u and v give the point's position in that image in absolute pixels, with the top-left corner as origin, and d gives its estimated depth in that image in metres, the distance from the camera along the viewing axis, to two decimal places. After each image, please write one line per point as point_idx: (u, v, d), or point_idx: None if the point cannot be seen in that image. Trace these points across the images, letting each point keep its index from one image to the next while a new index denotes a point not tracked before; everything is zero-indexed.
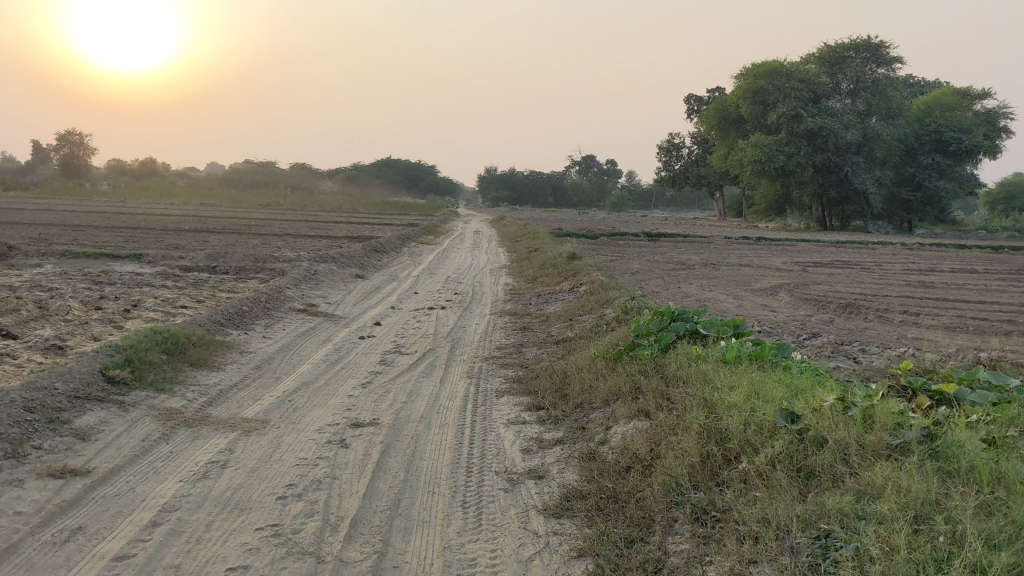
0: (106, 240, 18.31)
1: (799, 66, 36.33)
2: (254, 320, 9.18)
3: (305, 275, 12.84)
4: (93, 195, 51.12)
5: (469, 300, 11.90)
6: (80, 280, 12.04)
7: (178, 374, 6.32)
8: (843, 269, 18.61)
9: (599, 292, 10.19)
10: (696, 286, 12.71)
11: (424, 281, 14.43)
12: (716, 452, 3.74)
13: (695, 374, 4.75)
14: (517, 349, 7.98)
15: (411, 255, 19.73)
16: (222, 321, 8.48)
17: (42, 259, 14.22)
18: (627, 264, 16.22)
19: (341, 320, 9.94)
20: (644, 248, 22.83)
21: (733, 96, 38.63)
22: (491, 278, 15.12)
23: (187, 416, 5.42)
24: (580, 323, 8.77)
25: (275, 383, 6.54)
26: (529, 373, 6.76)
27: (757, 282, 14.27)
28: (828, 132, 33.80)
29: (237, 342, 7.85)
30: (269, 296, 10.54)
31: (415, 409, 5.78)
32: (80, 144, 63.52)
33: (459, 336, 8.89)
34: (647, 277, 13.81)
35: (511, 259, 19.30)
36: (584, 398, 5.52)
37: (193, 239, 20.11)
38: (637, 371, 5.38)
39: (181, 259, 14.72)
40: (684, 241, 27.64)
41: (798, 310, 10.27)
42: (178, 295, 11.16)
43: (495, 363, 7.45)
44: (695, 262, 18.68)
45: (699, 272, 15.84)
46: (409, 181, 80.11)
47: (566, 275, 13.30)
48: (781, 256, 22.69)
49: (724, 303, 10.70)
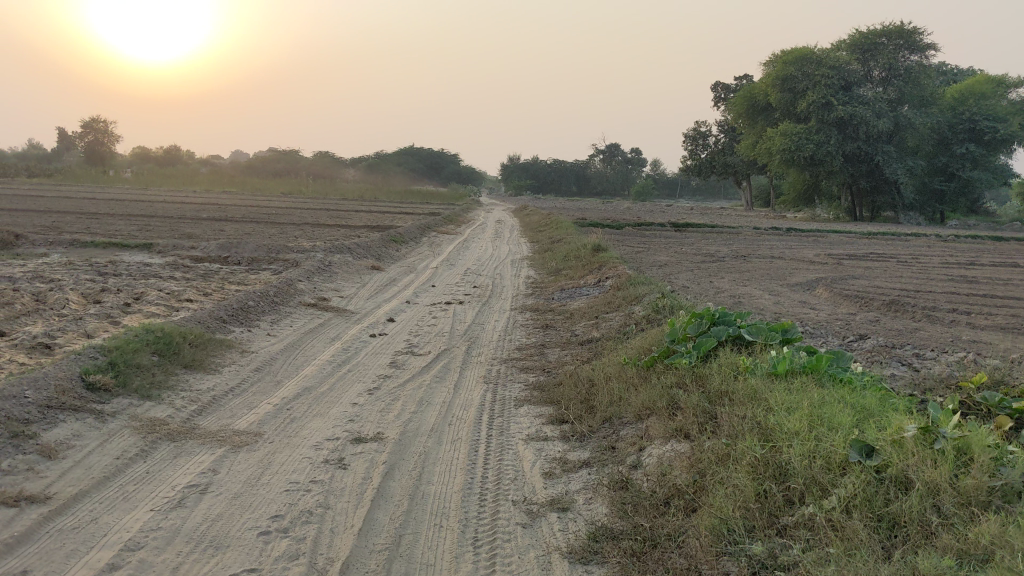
0: (119, 229, 17.87)
1: (830, 53, 35.17)
2: (260, 315, 8.64)
3: (319, 267, 12.31)
4: (116, 183, 51.01)
5: (489, 294, 11.33)
6: (84, 271, 11.58)
7: (168, 378, 5.78)
8: (879, 262, 17.88)
9: (627, 288, 9.56)
10: (726, 281, 12.08)
11: (442, 273, 13.88)
12: (775, 491, 3.15)
13: (743, 390, 4.15)
14: (538, 350, 7.38)
15: (431, 246, 19.20)
16: (225, 317, 7.95)
17: (49, 249, 13.77)
18: (654, 256, 15.58)
19: (353, 315, 9.39)
20: (671, 239, 22.20)
21: (761, 83, 37.71)
22: (512, 271, 14.51)
23: (172, 429, 4.87)
24: (607, 321, 8.17)
25: (274, 389, 5.98)
26: (551, 379, 6.17)
27: (792, 276, 13.60)
28: (859, 120, 32.90)
29: (238, 342, 7.30)
30: (278, 289, 10.00)
31: (424, 421, 5.20)
32: (105, 132, 63.55)
33: (477, 334, 8.30)
34: (674, 270, 13.17)
35: (534, 249, 18.73)
36: (614, 411, 4.93)
37: (210, 227, 19.68)
38: (674, 383, 4.77)
39: (193, 249, 14.23)
40: (711, 232, 26.94)
41: (839, 309, 9.62)
42: (184, 288, 10.63)
43: (515, 366, 6.86)
44: (725, 254, 18.03)
45: (730, 265, 15.18)
46: (432, 170, 79.62)
47: (592, 268, 12.70)
48: (814, 248, 21.97)
49: (758, 299, 10.07)
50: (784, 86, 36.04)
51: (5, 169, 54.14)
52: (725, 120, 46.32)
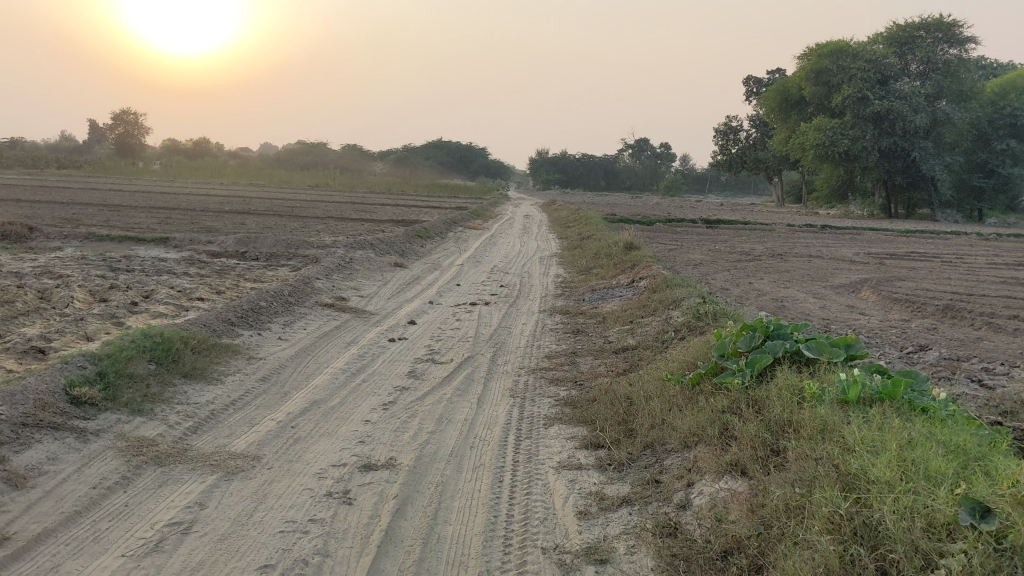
0: (138, 222, 17.49)
1: (867, 46, 34.29)
2: (273, 316, 8.14)
3: (339, 264, 11.82)
4: (145, 175, 51.00)
5: (515, 294, 10.77)
6: (95, 267, 11.15)
7: (164, 390, 5.29)
8: (921, 262, 17.13)
9: (663, 290, 8.96)
10: (765, 282, 11.44)
11: (468, 271, 13.36)
12: (864, 558, 2.56)
13: (811, 421, 3.56)
14: (569, 359, 6.81)
15: (458, 241, 18.72)
16: (233, 319, 7.45)
17: (64, 242, 13.39)
18: (686, 255, 14.97)
19: (372, 316, 8.85)
20: (704, 236, 21.57)
21: (795, 77, 36.87)
22: (540, 268, 13.98)
23: (160, 450, 4.36)
24: (643, 326, 7.59)
25: (280, 402, 5.46)
26: (584, 395, 5.61)
27: (835, 276, 12.94)
28: (896, 114, 31.99)
29: (247, 347, 6.79)
30: (294, 288, 9.50)
31: (444, 443, 4.66)
32: (135, 124, 63.73)
33: (503, 340, 7.75)
34: (710, 270, 12.56)
35: (563, 246, 18.19)
36: (657, 436, 4.35)
37: (232, 221, 19.28)
38: (727, 407, 4.18)
39: (210, 244, 13.79)
40: (743, 229, 26.27)
41: (891, 314, 8.97)
42: (197, 285, 10.17)
43: (544, 378, 6.29)
44: (761, 252, 17.38)
45: (768, 264, 14.52)
46: (459, 163, 79.24)
47: (624, 267, 12.12)
48: (852, 247, 21.25)
49: (801, 303, 9.44)
50: (819, 79, 35.17)
51: (35, 160, 54.40)
52: (758, 114, 45.45)
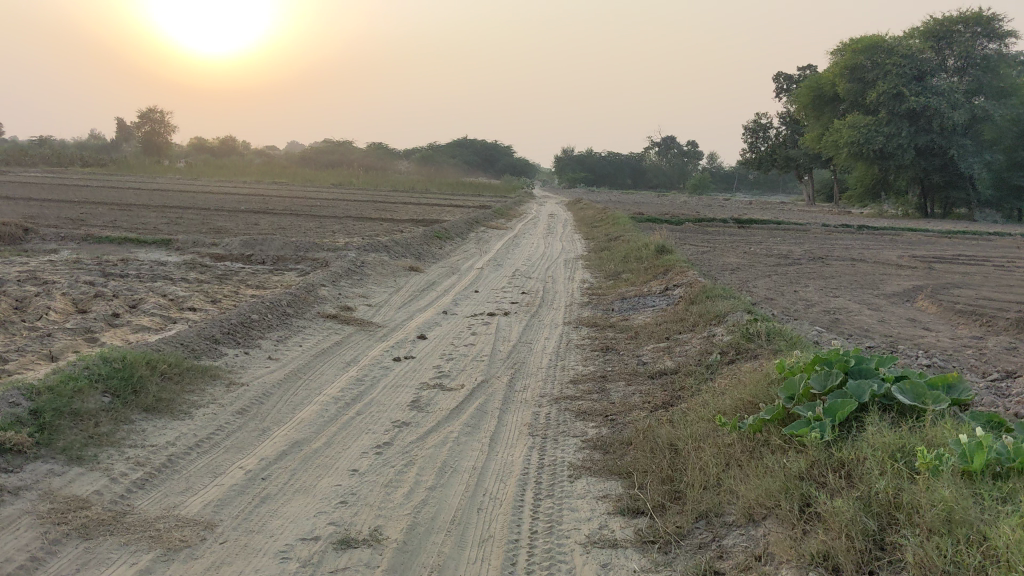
0: (146, 222, 16.73)
1: (903, 40, 32.80)
2: (267, 329, 7.28)
3: (349, 269, 10.99)
4: (169, 173, 50.55)
5: (538, 303, 9.84)
6: (85, 272, 10.35)
7: (115, 432, 4.43)
8: (973, 266, 16.07)
9: (702, 301, 8.01)
10: (811, 290, 10.47)
11: (488, 275, 12.47)
12: None
13: (932, 507, 2.63)
14: (598, 386, 5.88)
15: (479, 243, 17.85)
16: (219, 335, 6.57)
17: (60, 245, 12.61)
18: (721, 259, 13.98)
19: (379, 329, 7.97)
20: (738, 238, 20.59)
21: (828, 73, 35.49)
22: (566, 272, 13.08)
23: (89, 516, 3.49)
24: (682, 346, 6.65)
25: (255, 444, 4.58)
26: (615, 436, 4.70)
27: (886, 284, 11.92)
28: (933, 111, 30.72)
29: (228, 370, 5.92)
30: (294, 296, 8.64)
31: (446, 506, 3.77)
32: (160, 122, 63.31)
33: (523, 359, 6.85)
34: (748, 275, 11.59)
35: (590, 248, 17.31)
36: (714, 506, 3.45)
37: (245, 221, 18.47)
38: (805, 472, 3.27)
39: (214, 246, 12.97)
40: (778, 229, 25.19)
41: (959, 330, 7.99)
42: (190, 293, 9.34)
43: (569, 410, 5.37)
44: (801, 255, 16.38)
45: (810, 269, 13.53)
46: (485, 161, 78.43)
47: (656, 273, 11.17)
48: (896, 248, 20.17)
49: (855, 316, 8.44)
50: (853, 75, 33.88)
51: (60, 157, 54.16)
52: (789, 111, 44.20)
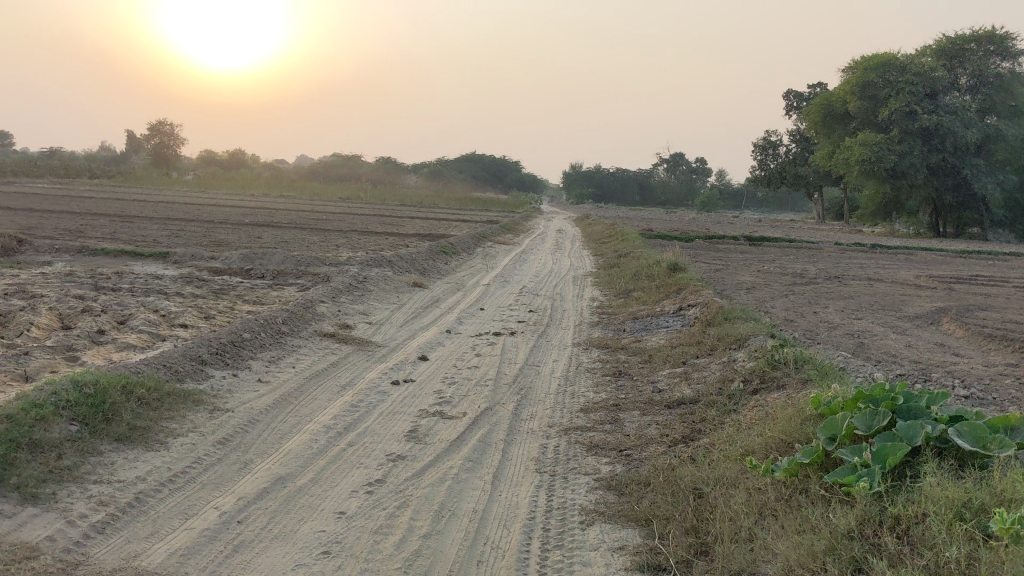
0: (147, 234, 16.39)
1: (915, 59, 32.42)
2: (259, 348, 6.86)
3: (349, 285, 10.60)
4: (176, 185, 50.37)
5: (546, 323, 9.43)
6: (76, 286, 9.98)
7: (78, 465, 4.02)
8: (993, 287, 15.64)
9: (719, 323, 7.60)
10: (831, 312, 10.05)
11: (494, 292, 12.09)
12: None
13: None
14: (611, 417, 5.45)
15: (486, 258, 17.48)
16: (206, 354, 6.16)
17: (54, 256, 12.27)
18: (735, 277, 13.55)
19: (378, 349, 7.56)
20: (750, 256, 20.20)
21: (839, 90, 35.08)
22: (575, 290, 12.70)
23: (36, 568, 3.07)
24: (700, 373, 6.23)
25: (234, 481, 4.17)
26: (630, 475, 4.27)
27: (907, 305, 11.49)
28: (946, 130, 30.30)
29: (213, 395, 5.48)
30: (291, 314, 8.24)
31: (442, 558, 3.34)
32: (170, 134, 63.23)
33: (530, 384, 6.42)
34: (765, 295, 11.16)
35: (598, 264, 16.94)
36: (747, 564, 3.02)
37: (247, 234, 18.13)
38: (854, 530, 2.85)
39: (213, 259, 12.59)
40: (790, 247, 24.78)
41: (990, 356, 7.57)
42: (183, 309, 8.94)
43: (581, 443, 4.95)
44: (816, 275, 15.96)
45: (827, 289, 13.11)
46: (493, 176, 78.28)
47: (669, 292, 10.77)
48: (912, 269, 19.74)
49: (880, 340, 7.99)
50: (864, 93, 33.08)
51: (68, 169, 54.02)
52: (800, 128, 43.64)
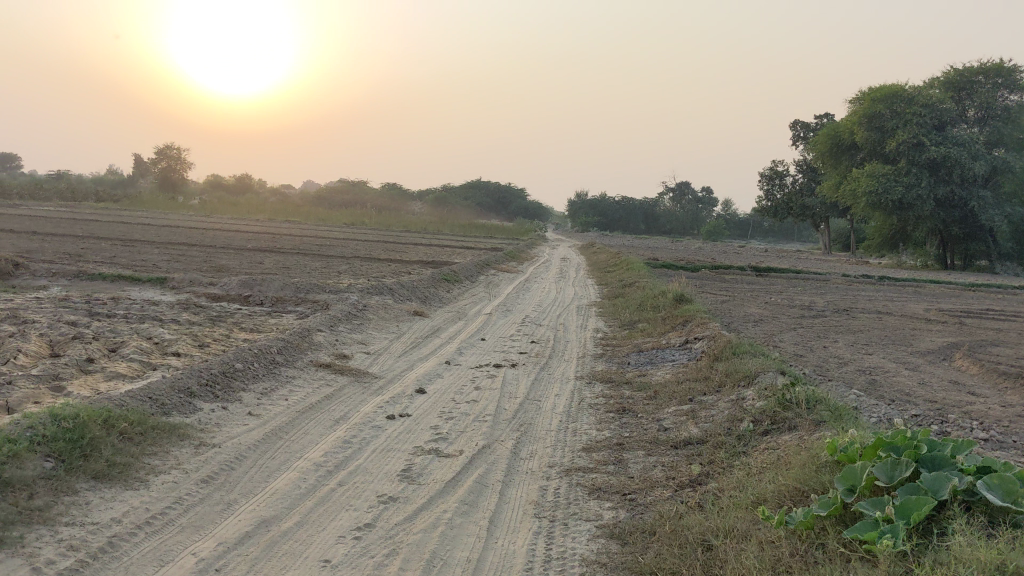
0: (147, 259, 16.21)
1: (922, 91, 32.33)
2: (251, 379, 6.64)
3: (349, 313, 10.39)
4: (182, 209, 50.31)
5: (549, 355, 9.21)
6: (70, 311, 9.78)
7: (49, 506, 3.80)
8: (1004, 321, 15.39)
9: (727, 359, 7.37)
10: (841, 346, 9.81)
11: (496, 322, 11.88)
12: None
13: None
14: (615, 457, 5.23)
15: (489, 286, 17.28)
16: (196, 386, 5.94)
17: (51, 281, 12.08)
18: (742, 309, 13.34)
19: (375, 381, 7.33)
20: (758, 287, 19.97)
21: (846, 121, 34.97)
22: (579, 320, 12.49)
23: None
24: (707, 412, 6.00)
25: (216, 524, 3.95)
26: (634, 523, 4.03)
27: (918, 340, 11.25)
28: (953, 162, 30.18)
29: (200, 429, 5.26)
30: (286, 343, 8.02)
31: None
32: (177, 159, 63.32)
33: (530, 420, 6.20)
34: (773, 328, 10.94)
35: (603, 294, 16.73)
36: None
37: (249, 260, 17.96)
38: None
39: (211, 285, 12.40)
40: (797, 279, 24.55)
41: (1006, 395, 7.33)
42: (178, 336, 8.74)
43: (582, 485, 4.72)
44: (824, 307, 15.73)
45: (836, 322, 12.87)
46: (498, 204, 78.27)
47: (675, 324, 10.55)
48: (921, 301, 19.50)
49: (893, 377, 7.76)
50: (871, 124, 33.04)
51: (74, 193, 54.02)
52: (806, 159, 43.53)
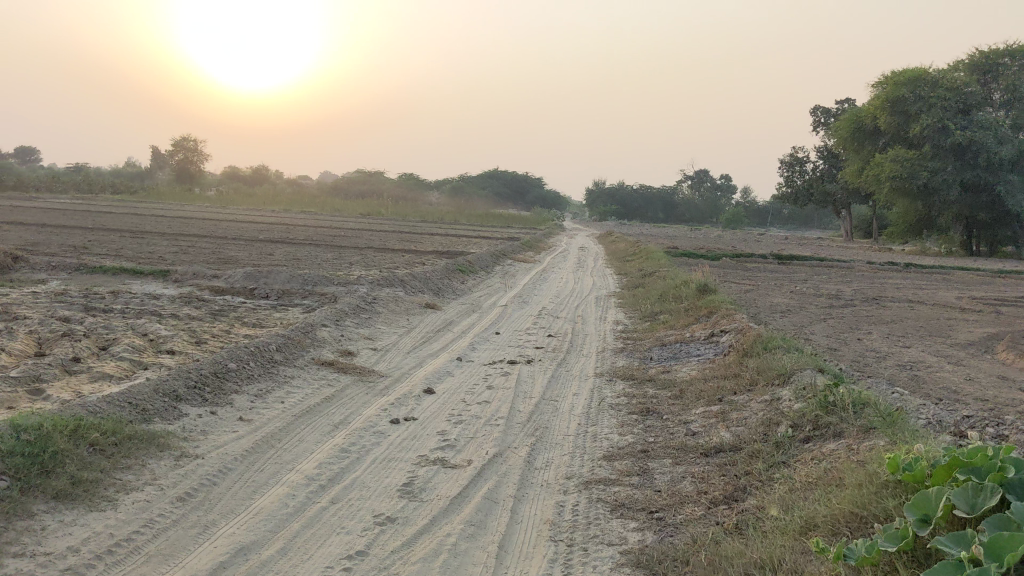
0: (154, 251, 15.83)
1: (946, 73, 31.49)
2: (246, 380, 6.17)
3: (356, 307, 9.93)
4: (198, 201, 50.15)
5: (565, 350, 8.70)
6: (66, 307, 9.37)
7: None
8: None
9: (758, 354, 6.84)
10: (875, 339, 9.24)
11: (511, 314, 11.39)
12: None
13: None
14: (639, 467, 4.72)
15: (504, 277, 16.80)
16: (183, 390, 5.47)
17: (51, 274, 11.69)
18: (768, 300, 12.76)
19: (379, 381, 6.85)
20: (781, 276, 19.36)
21: (869, 105, 34.15)
22: (597, 312, 11.97)
23: None
24: (741, 415, 5.48)
25: (187, 553, 3.47)
26: (663, 549, 3.53)
27: (955, 331, 10.64)
28: (979, 146, 29.35)
29: (184, 438, 4.79)
30: (287, 339, 7.55)
31: None
32: (195, 150, 63.21)
33: (546, 424, 5.70)
34: (802, 319, 10.39)
35: (622, 284, 16.19)
36: None
37: (259, 251, 17.54)
38: None
39: (216, 278, 11.97)
40: (821, 267, 23.91)
41: None
42: (175, 332, 8.29)
43: (604, 501, 4.22)
44: (852, 296, 15.12)
45: (866, 312, 12.28)
46: (515, 193, 77.83)
47: (699, 316, 10.00)
48: (951, 290, 18.82)
49: (935, 373, 7.20)
50: (894, 108, 32.21)
51: (91, 184, 53.94)
52: (827, 145, 42.69)
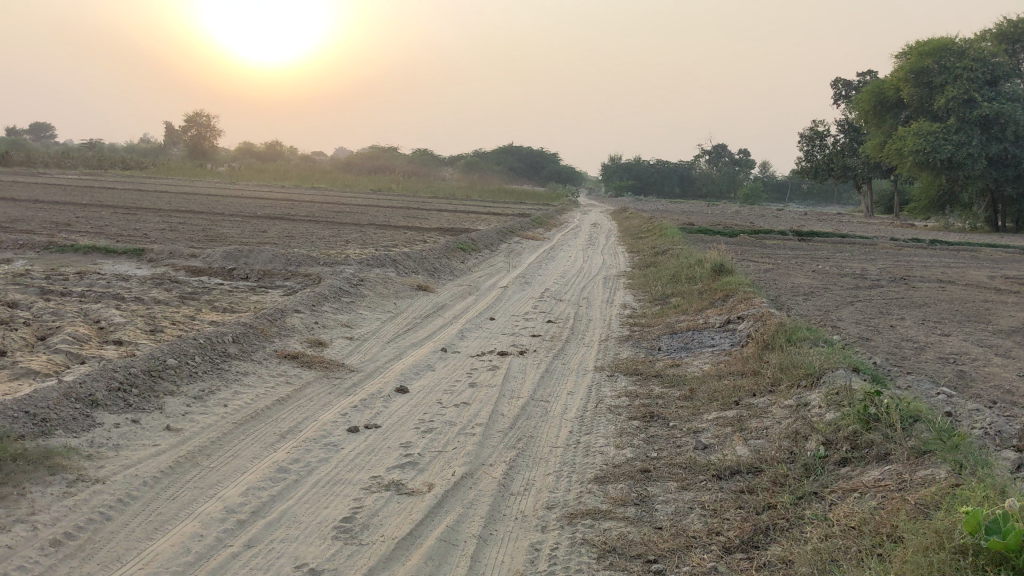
0: (139, 228, 15.03)
1: (974, 43, 30.15)
2: (188, 379, 5.35)
3: (338, 290, 9.09)
4: (208, 177, 49.41)
5: (564, 338, 7.83)
6: (18, 289, 8.58)
7: None
8: None
9: (781, 349, 5.95)
10: (909, 326, 8.30)
11: (510, 297, 10.53)
12: None
13: None
14: (638, 493, 3.87)
15: (509, 256, 15.89)
16: (101, 394, 4.66)
17: (17, 254, 10.90)
18: (788, 281, 11.81)
19: (345, 377, 6.02)
20: (802, 254, 18.33)
21: (893, 77, 32.88)
22: (604, 294, 11.08)
23: None
24: (760, 425, 4.60)
25: None
26: None
27: (994, 317, 9.68)
28: (1007, 118, 28.06)
29: (87, 456, 3.98)
30: (249, 328, 6.73)
31: None
32: (207, 126, 62.35)
33: (533, 432, 4.86)
34: (826, 303, 9.47)
35: (632, 263, 15.26)
36: None
37: (252, 229, 16.72)
38: None
39: (194, 258, 11.14)
40: (843, 244, 22.86)
41: None
42: (130, 318, 7.48)
43: (592, 542, 3.36)
44: (878, 276, 14.11)
45: (895, 295, 11.31)
46: (529, 168, 76.74)
47: (713, 301, 9.10)
48: (982, 268, 17.75)
49: (983, 368, 6.28)
50: (918, 79, 30.94)
51: (101, 160, 53.11)
52: (848, 119, 41.38)
